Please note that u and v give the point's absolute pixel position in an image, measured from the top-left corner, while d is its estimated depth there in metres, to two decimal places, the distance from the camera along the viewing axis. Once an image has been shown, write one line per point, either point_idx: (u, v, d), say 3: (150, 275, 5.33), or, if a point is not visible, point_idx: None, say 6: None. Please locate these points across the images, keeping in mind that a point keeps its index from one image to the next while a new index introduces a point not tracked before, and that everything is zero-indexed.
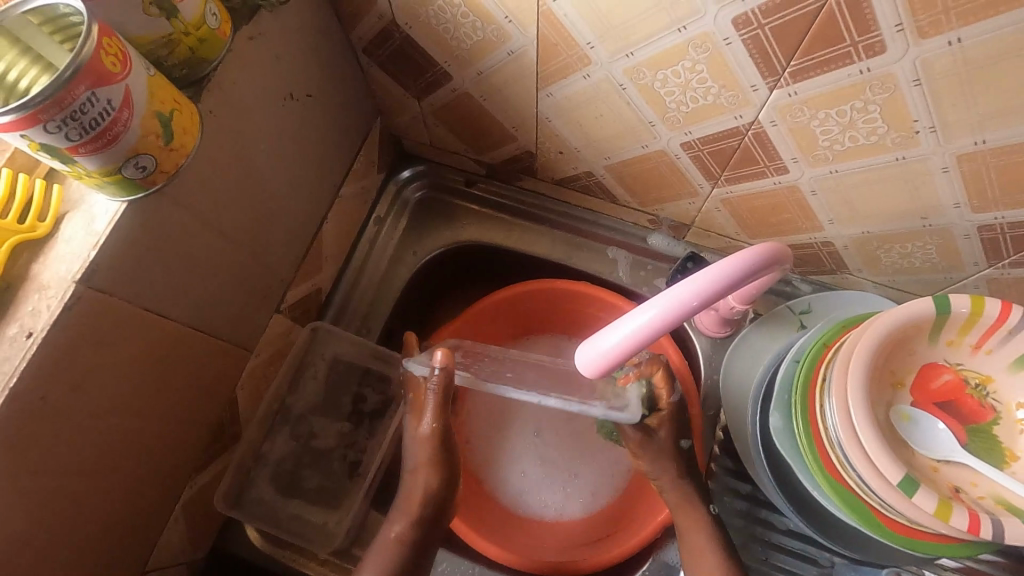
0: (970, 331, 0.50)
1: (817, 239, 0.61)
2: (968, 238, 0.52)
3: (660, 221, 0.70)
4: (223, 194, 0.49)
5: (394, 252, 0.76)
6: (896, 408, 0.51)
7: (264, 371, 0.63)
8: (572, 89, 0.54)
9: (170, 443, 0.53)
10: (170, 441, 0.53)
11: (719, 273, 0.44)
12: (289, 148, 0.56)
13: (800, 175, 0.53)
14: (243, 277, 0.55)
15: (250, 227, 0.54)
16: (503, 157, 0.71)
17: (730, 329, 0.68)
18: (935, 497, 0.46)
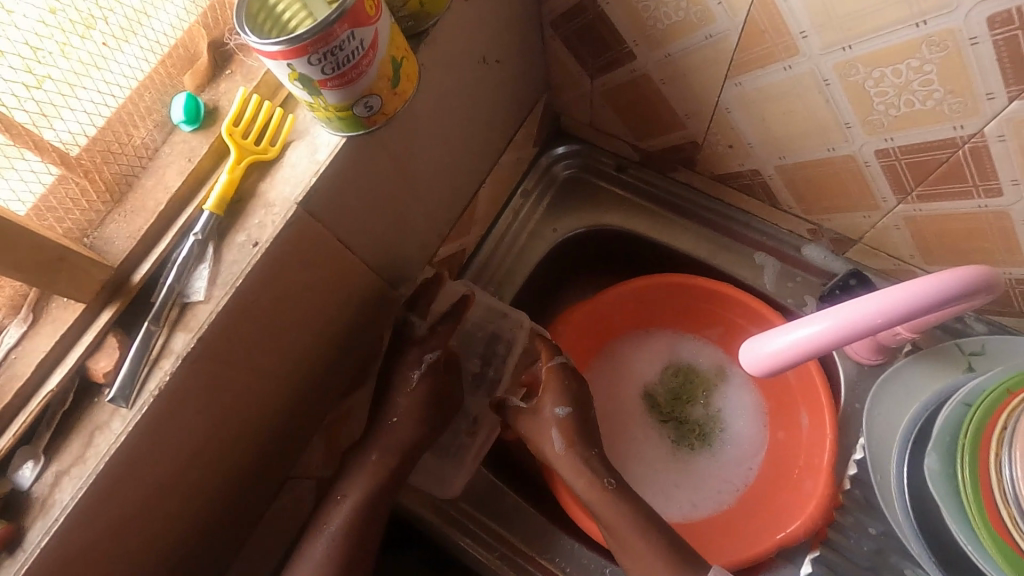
0: None
1: (1012, 277, 0.55)
2: None
3: (821, 232, 0.66)
4: (416, 144, 0.52)
5: (535, 226, 0.77)
6: None
7: None
8: (769, 79, 0.52)
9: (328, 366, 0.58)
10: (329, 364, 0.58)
11: (922, 291, 0.41)
12: (471, 110, 0.58)
13: (1015, 200, 0.48)
14: (413, 227, 0.59)
15: (427, 178, 0.57)
16: (664, 146, 0.70)
17: (883, 357, 0.64)
18: None
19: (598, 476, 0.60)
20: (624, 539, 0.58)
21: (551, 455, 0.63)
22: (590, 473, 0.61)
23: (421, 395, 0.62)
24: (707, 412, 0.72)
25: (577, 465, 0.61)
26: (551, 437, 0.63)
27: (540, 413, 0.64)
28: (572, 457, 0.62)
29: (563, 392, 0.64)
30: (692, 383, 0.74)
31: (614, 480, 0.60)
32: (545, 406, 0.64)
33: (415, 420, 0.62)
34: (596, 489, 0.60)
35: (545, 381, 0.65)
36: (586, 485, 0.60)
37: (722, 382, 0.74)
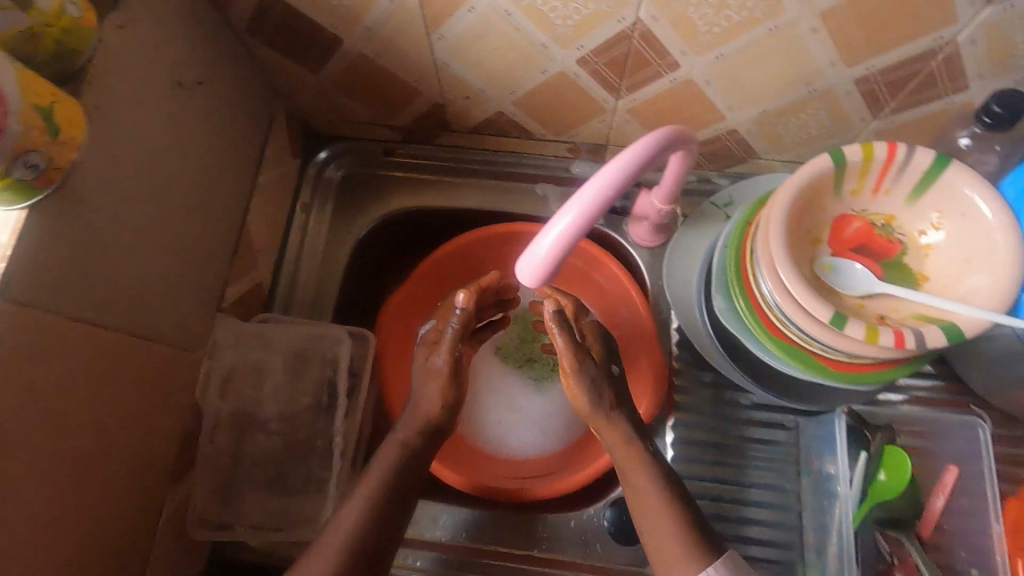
0: (867, 176, 0.55)
1: (722, 130, 0.65)
2: (849, 95, 0.57)
3: (578, 147, 0.73)
4: (132, 191, 0.48)
5: (329, 236, 0.75)
6: (817, 261, 0.56)
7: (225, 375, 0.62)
8: (461, 26, 0.55)
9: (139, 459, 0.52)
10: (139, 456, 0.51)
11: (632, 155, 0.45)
12: (192, 141, 0.55)
13: (691, 67, 0.56)
14: (174, 279, 0.54)
15: (167, 225, 0.52)
16: (414, 116, 0.71)
17: (663, 235, 0.72)
18: (863, 324, 0.49)
19: (635, 437, 0.58)
20: (631, 470, 0.58)
21: (591, 419, 0.60)
22: (631, 434, 0.58)
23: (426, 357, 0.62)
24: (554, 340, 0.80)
25: (627, 434, 0.58)
26: (598, 403, 0.59)
27: (600, 370, 0.60)
28: (615, 417, 0.59)
29: (609, 352, 0.64)
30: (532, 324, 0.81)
31: (653, 447, 0.59)
32: (598, 363, 0.61)
33: (431, 404, 0.59)
34: (636, 451, 0.58)
35: (595, 347, 0.64)
36: (619, 438, 0.58)
37: None
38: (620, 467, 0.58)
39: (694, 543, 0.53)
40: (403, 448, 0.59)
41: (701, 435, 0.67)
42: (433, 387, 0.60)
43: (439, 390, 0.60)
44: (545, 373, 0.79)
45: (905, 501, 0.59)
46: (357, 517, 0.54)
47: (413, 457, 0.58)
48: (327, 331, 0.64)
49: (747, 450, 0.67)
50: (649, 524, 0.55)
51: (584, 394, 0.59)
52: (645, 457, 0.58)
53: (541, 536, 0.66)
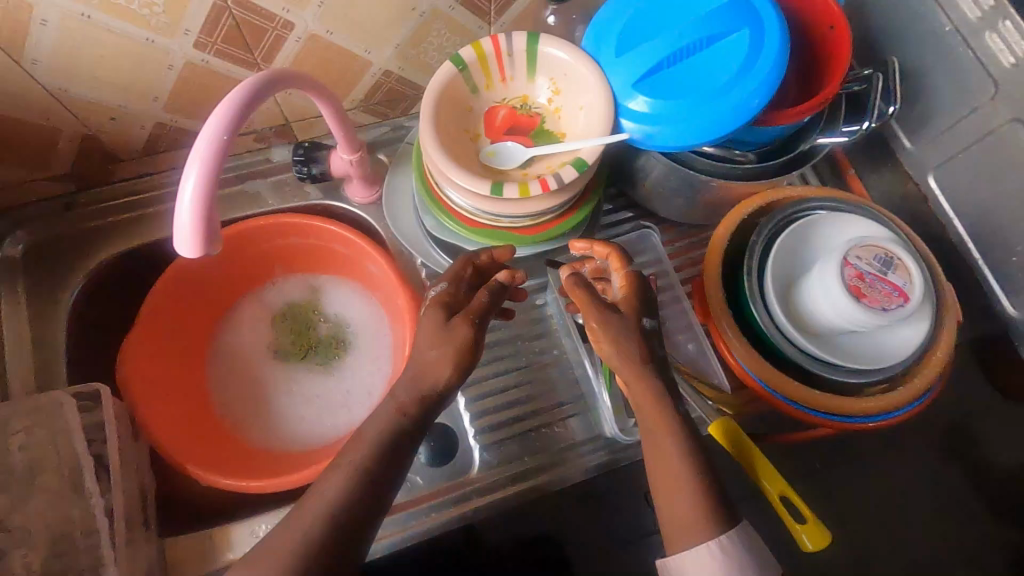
0: (490, 70, 0.63)
1: (377, 73, 0.70)
2: (454, 9, 0.65)
3: (262, 134, 0.75)
4: None
5: (33, 313, 0.68)
6: (482, 152, 0.63)
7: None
8: (47, 41, 0.53)
9: None
10: None
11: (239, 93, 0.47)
12: None
13: (305, 22, 0.60)
14: None
15: None
16: (73, 157, 0.67)
17: (377, 186, 0.76)
18: (516, 184, 0.57)
19: (667, 397, 0.51)
20: (658, 435, 0.51)
21: (619, 369, 0.52)
22: (661, 393, 0.52)
23: (437, 324, 0.52)
24: (329, 324, 0.81)
25: (650, 383, 0.52)
26: (627, 357, 0.52)
27: (625, 323, 0.52)
28: (645, 377, 0.51)
29: (644, 306, 0.54)
30: (304, 317, 0.81)
31: (684, 412, 0.52)
32: (623, 316, 0.53)
33: (429, 369, 0.50)
34: (657, 407, 0.51)
35: (624, 298, 0.55)
36: (643, 390, 0.52)
37: (321, 296, 0.83)
38: (644, 426, 0.52)
39: (708, 518, 0.48)
40: (400, 414, 0.50)
41: None
42: (434, 348, 0.51)
43: (450, 356, 0.50)
44: (333, 356, 0.80)
45: None
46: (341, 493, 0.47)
47: (404, 431, 0.50)
48: (46, 400, 0.59)
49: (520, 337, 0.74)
50: (659, 479, 0.51)
51: (608, 338, 0.52)
52: (670, 416, 0.51)
53: None
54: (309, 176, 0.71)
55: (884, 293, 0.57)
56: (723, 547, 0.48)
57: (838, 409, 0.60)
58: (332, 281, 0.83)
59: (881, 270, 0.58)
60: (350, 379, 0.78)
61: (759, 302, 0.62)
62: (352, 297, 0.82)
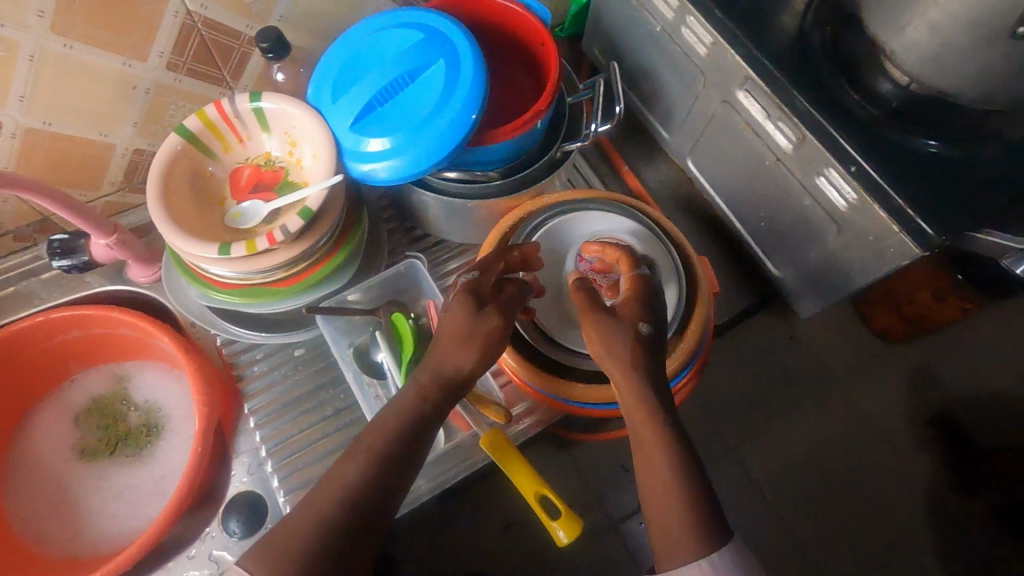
0: (221, 133, 0.64)
1: (126, 154, 0.70)
2: (179, 80, 0.66)
3: (22, 233, 0.72)
4: None
5: None
6: (226, 214, 0.64)
7: None
8: None
9: None
10: None
11: None
12: None
13: (11, 118, 0.59)
14: None
15: None
16: None
17: (156, 263, 0.75)
18: (243, 243, 0.57)
19: (657, 402, 0.50)
20: (647, 450, 0.50)
21: (612, 367, 0.53)
22: (649, 393, 0.51)
23: (465, 312, 0.53)
24: (139, 410, 0.78)
25: (636, 385, 0.51)
26: (617, 353, 0.52)
27: (619, 326, 0.53)
28: (629, 375, 0.51)
29: (645, 313, 0.54)
30: (109, 408, 0.78)
31: (672, 417, 0.50)
32: (621, 320, 0.53)
33: (449, 357, 0.52)
34: (645, 413, 0.50)
35: (625, 304, 0.55)
36: (632, 398, 0.51)
37: (128, 382, 0.79)
38: (634, 436, 0.51)
39: (697, 525, 0.48)
40: (422, 398, 0.51)
41: (278, 402, 0.73)
42: (450, 342, 0.53)
43: (477, 344, 0.52)
44: (143, 444, 0.76)
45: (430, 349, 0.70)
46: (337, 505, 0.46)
47: (429, 413, 0.51)
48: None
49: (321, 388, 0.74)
50: (648, 489, 0.50)
51: (601, 340, 0.53)
52: (661, 432, 0.50)
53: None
54: (72, 266, 0.70)
55: (623, 276, 0.67)
56: (714, 564, 0.47)
57: (605, 398, 0.63)
58: (137, 365, 0.80)
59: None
60: (165, 465, 0.75)
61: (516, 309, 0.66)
62: (160, 377, 0.79)
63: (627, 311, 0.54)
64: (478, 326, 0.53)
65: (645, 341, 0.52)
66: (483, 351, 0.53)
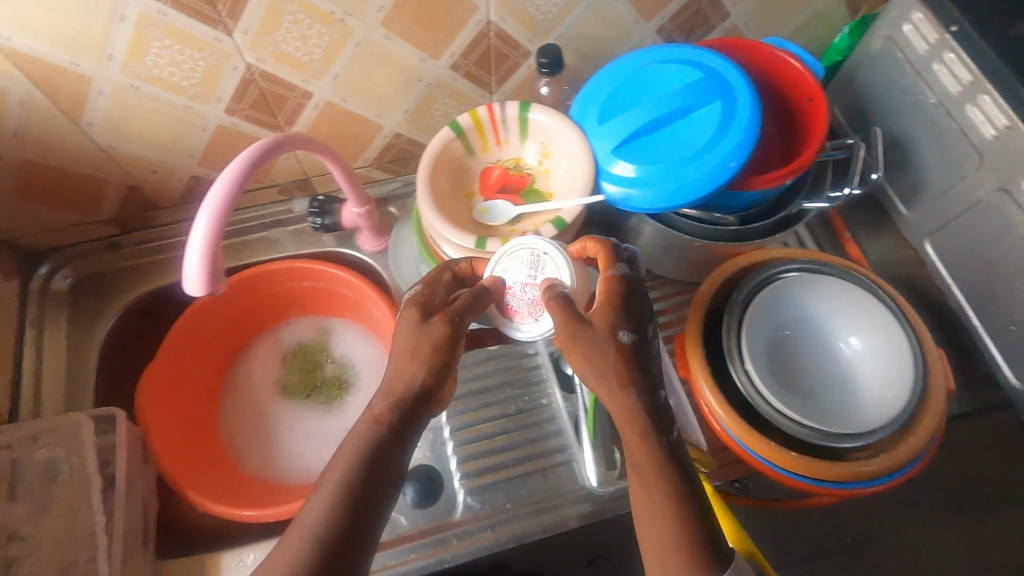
0: (485, 134, 0.69)
1: (388, 136, 0.77)
2: (456, 80, 0.72)
3: (286, 187, 0.82)
4: None
5: (69, 342, 0.77)
6: (474, 209, 0.68)
7: None
8: (103, 108, 0.62)
9: None
10: None
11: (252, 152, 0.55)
12: None
13: (321, 91, 0.68)
14: None
15: None
16: (118, 205, 0.76)
17: (385, 236, 0.82)
18: (500, 239, 0.61)
19: (645, 416, 0.47)
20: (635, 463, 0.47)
21: (590, 383, 0.49)
22: (638, 408, 0.47)
23: (414, 324, 0.49)
24: (337, 363, 0.86)
25: (631, 407, 0.47)
26: (600, 364, 0.48)
27: (599, 336, 0.49)
28: (622, 397, 0.47)
29: (626, 318, 0.50)
30: (312, 354, 0.86)
31: (668, 439, 0.47)
32: (598, 332, 0.49)
33: (399, 382, 0.47)
34: (637, 430, 0.47)
35: (597, 310, 0.50)
36: (627, 422, 0.47)
37: (332, 336, 0.87)
38: (627, 457, 0.48)
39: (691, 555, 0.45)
40: (377, 422, 0.45)
41: (467, 387, 0.77)
42: (421, 347, 0.48)
43: (427, 354, 0.47)
44: (334, 395, 0.84)
45: None
46: (323, 521, 0.42)
47: (408, 415, 0.46)
48: (66, 419, 0.64)
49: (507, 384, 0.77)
50: (641, 499, 0.47)
51: (584, 359, 0.48)
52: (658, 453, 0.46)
53: None
54: (323, 226, 0.78)
55: (530, 301, 0.58)
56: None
57: (818, 473, 0.59)
58: (342, 322, 0.88)
59: (523, 287, 0.58)
60: (351, 418, 0.82)
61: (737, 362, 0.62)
62: (359, 337, 0.87)
63: (600, 314, 0.50)
64: (427, 340, 0.48)
65: (627, 351, 0.48)
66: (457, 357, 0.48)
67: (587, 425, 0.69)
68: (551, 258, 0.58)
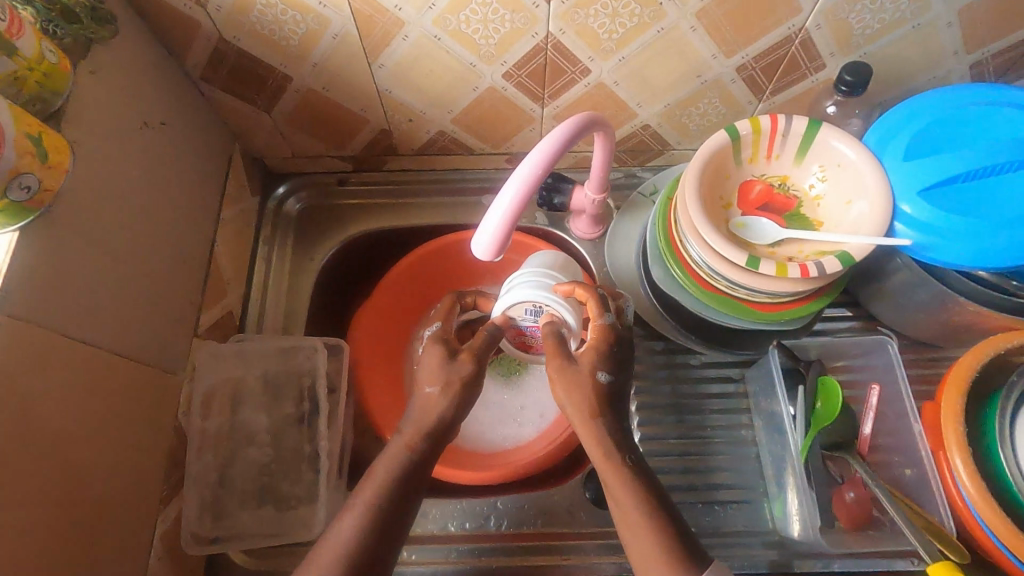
0: (759, 146, 0.65)
1: (637, 126, 0.75)
2: (735, 82, 0.67)
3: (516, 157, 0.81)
4: (93, 206, 0.51)
5: (292, 266, 0.81)
6: (731, 221, 0.64)
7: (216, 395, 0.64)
8: (399, 53, 0.63)
9: (144, 475, 0.55)
10: (144, 470, 0.55)
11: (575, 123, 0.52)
12: (166, 182, 0.61)
13: (600, 70, 0.66)
14: (161, 294, 0.59)
15: (147, 261, 0.58)
16: (364, 145, 0.78)
17: (602, 226, 0.79)
18: (773, 262, 0.57)
19: (612, 448, 0.55)
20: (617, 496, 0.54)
21: (570, 413, 0.58)
22: (607, 444, 0.56)
23: (440, 359, 0.59)
24: None
25: (597, 433, 0.56)
26: (580, 400, 0.57)
27: (581, 371, 0.58)
28: (591, 424, 0.56)
29: (606, 361, 0.59)
30: None
31: (631, 456, 0.55)
32: (579, 369, 0.58)
33: (429, 408, 0.57)
34: (603, 453, 0.55)
35: (586, 351, 0.60)
36: (596, 446, 0.56)
37: None
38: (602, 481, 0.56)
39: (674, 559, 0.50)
40: (407, 450, 0.55)
41: (666, 399, 0.73)
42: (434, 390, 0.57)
43: (453, 390, 0.58)
44: (513, 370, 0.83)
45: (845, 424, 0.67)
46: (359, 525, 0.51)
47: (415, 463, 0.55)
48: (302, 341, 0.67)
49: (706, 406, 0.73)
50: (628, 525, 0.53)
51: (561, 386, 0.58)
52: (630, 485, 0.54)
53: (530, 514, 0.70)
54: (549, 204, 0.77)
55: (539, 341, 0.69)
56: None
57: None
58: None
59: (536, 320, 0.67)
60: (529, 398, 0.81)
61: (1011, 450, 0.55)
62: None
63: (579, 358, 0.59)
64: (455, 374, 0.58)
65: (602, 387, 0.58)
66: (467, 391, 0.59)
67: (796, 469, 0.65)
68: (552, 307, 0.64)
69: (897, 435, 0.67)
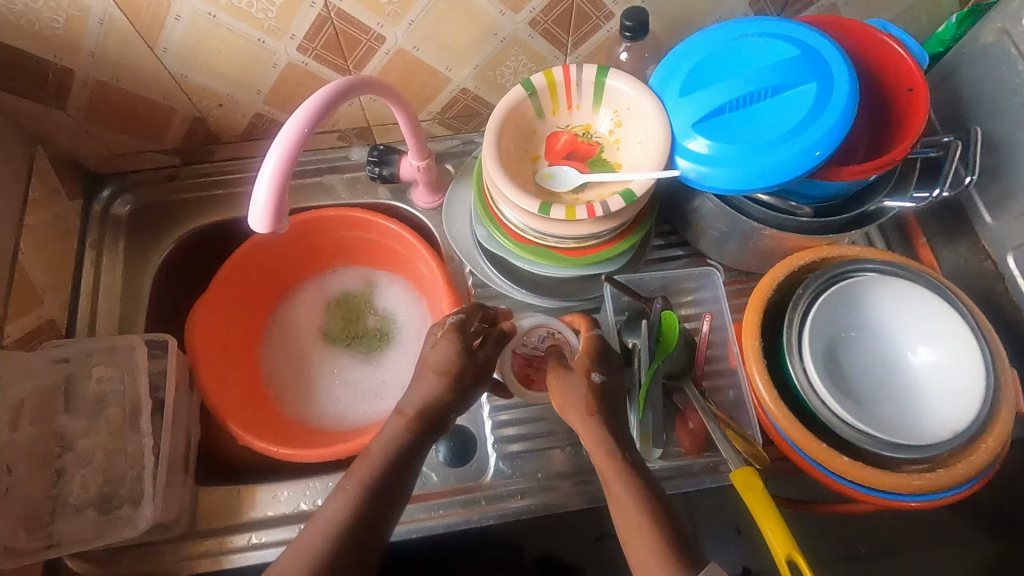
0: (557, 97, 0.66)
1: (455, 91, 0.75)
2: (532, 37, 0.69)
3: (346, 134, 0.81)
4: None
5: (125, 269, 0.78)
6: (538, 173, 0.66)
7: (29, 408, 0.62)
8: (177, 34, 0.61)
9: None
10: None
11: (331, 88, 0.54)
12: None
13: (394, 36, 0.66)
14: None
15: None
16: (182, 137, 0.76)
17: (440, 193, 0.80)
18: (563, 207, 0.60)
19: (609, 445, 0.54)
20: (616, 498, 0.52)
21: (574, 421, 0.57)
22: (601, 438, 0.54)
23: (434, 361, 0.56)
24: (378, 317, 0.86)
25: (596, 432, 0.55)
26: (576, 403, 0.56)
27: (573, 376, 0.58)
28: (589, 423, 0.55)
29: (600, 364, 0.58)
30: (354, 305, 0.86)
31: (632, 454, 0.54)
32: (576, 372, 0.58)
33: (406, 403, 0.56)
34: (604, 452, 0.54)
35: (580, 358, 0.59)
36: (594, 446, 0.54)
37: (375, 290, 0.87)
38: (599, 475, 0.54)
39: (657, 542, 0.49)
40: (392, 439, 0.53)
41: None
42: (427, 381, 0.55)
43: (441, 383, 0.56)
44: (373, 347, 0.84)
45: (680, 354, 0.68)
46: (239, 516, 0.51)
47: (388, 462, 0.53)
48: (122, 340, 0.65)
49: None
50: (620, 519, 0.51)
51: (560, 393, 0.58)
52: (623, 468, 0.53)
53: None
54: (380, 176, 0.77)
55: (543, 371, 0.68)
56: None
57: (879, 485, 0.57)
58: (389, 275, 0.87)
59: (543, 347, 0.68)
60: (388, 373, 0.82)
61: (796, 356, 0.60)
62: (406, 292, 0.86)
63: (576, 363, 0.59)
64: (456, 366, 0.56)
65: (597, 390, 0.56)
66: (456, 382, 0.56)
67: (636, 403, 0.65)
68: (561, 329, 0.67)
69: (722, 359, 0.71)
